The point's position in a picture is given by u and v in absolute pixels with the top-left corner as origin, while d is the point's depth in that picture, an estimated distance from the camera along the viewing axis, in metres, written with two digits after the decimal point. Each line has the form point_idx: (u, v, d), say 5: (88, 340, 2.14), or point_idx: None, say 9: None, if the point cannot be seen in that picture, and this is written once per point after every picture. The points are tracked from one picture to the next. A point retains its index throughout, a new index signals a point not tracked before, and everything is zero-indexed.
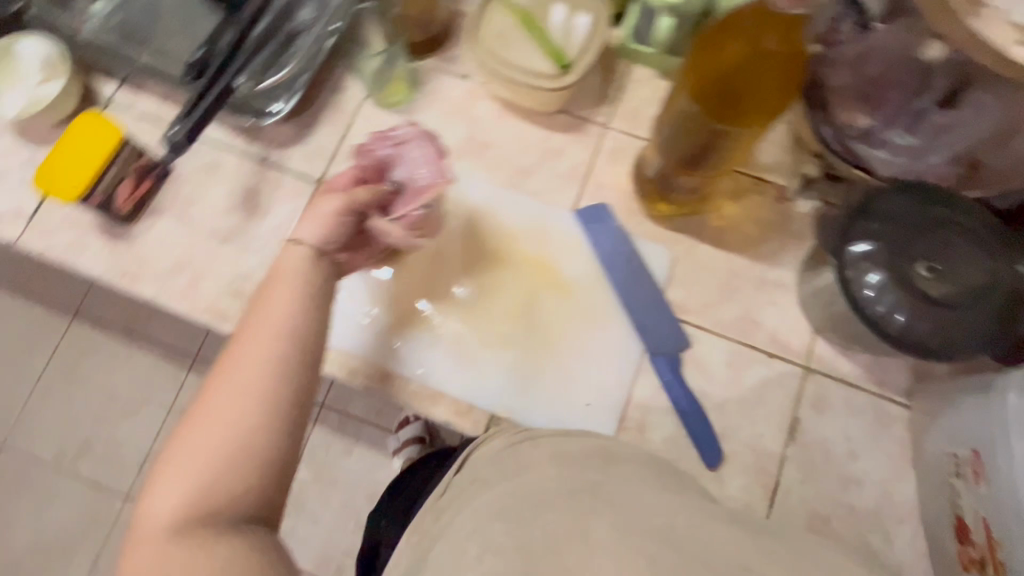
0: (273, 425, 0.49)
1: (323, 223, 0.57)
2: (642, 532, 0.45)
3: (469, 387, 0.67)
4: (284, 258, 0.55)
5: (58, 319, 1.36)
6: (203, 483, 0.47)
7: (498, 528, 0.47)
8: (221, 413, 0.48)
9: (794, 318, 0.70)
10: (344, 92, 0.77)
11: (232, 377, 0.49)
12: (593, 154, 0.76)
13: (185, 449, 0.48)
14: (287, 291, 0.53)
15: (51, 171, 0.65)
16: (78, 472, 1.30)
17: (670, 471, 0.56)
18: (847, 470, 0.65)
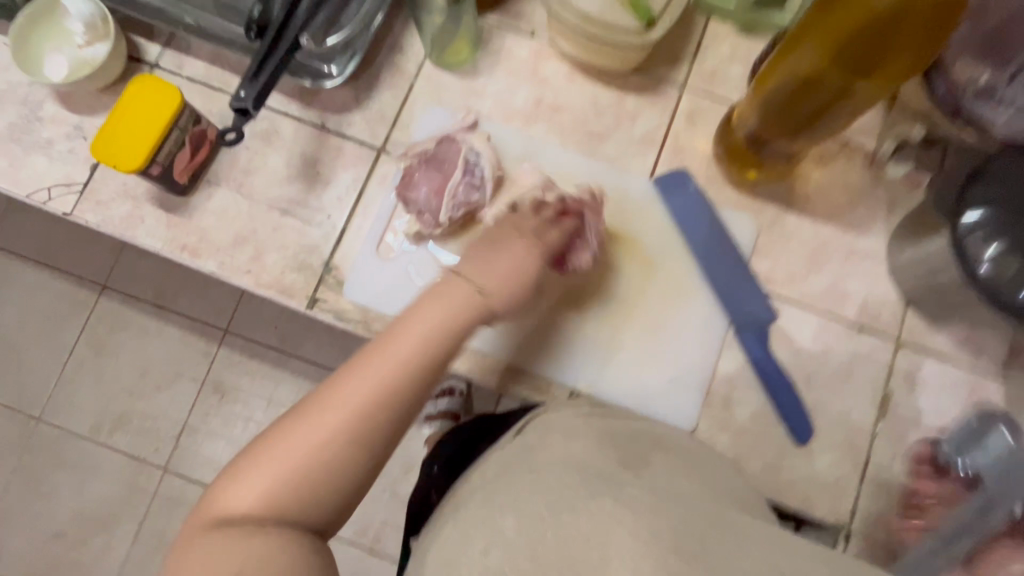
0: (363, 456, 0.48)
1: (511, 279, 0.54)
2: (671, 543, 0.40)
3: (548, 365, 0.65)
4: (448, 288, 0.53)
5: (83, 293, 1.32)
6: (286, 483, 0.46)
7: (510, 523, 0.43)
8: (314, 432, 0.47)
9: (885, 289, 0.66)
10: (405, 53, 0.73)
11: (340, 398, 0.48)
12: (671, 117, 0.72)
13: (278, 444, 0.47)
14: (431, 330, 0.51)
15: (111, 141, 0.61)
16: (110, 446, 1.28)
17: (708, 468, 0.53)
18: (941, 445, 0.63)
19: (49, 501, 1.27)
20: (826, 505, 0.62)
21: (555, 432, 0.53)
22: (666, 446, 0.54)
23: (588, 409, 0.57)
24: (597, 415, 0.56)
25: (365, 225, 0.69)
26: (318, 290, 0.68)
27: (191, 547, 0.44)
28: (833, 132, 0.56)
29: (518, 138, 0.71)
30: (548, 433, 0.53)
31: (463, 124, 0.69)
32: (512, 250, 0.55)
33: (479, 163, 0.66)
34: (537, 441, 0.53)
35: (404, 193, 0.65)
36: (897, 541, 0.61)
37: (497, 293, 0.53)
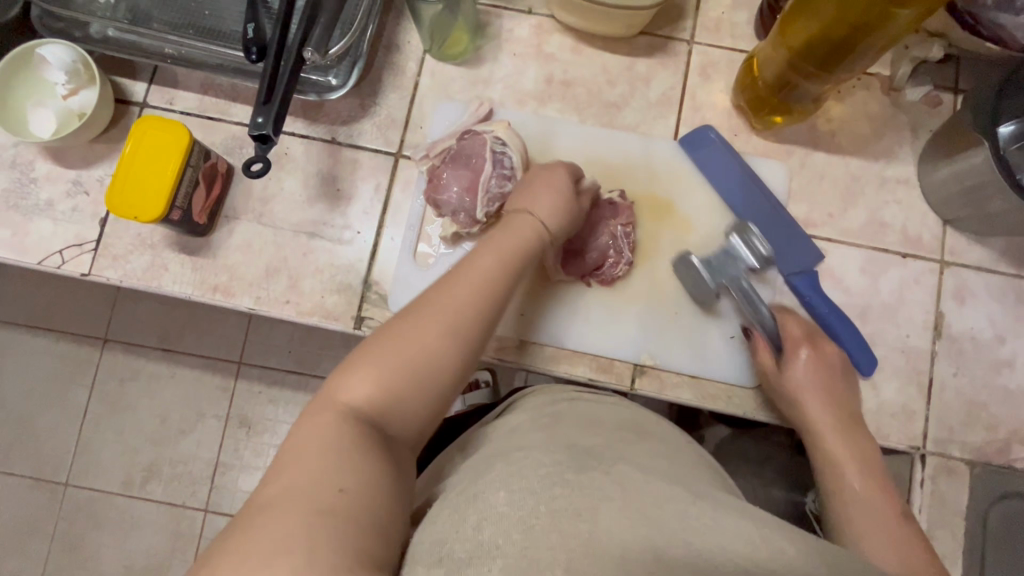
0: (455, 363, 0.47)
1: (562, 208, 0.58)
2: (656, 518, 0.36)
3: (608, 343, 0.65)
4: (515, 220, 0.57)
5: (78, 350, 1.24)
6: (400, 374, 0.44)
7: (501, 497, 0.38)
8: (426, 326, 0.47)
9: (920, 213, 0.67)
10: (404, 50, 0.70)
11: (445, 292, 0.49)
12: (684, 75, 0.70)
13: (401, 336, 0.46)
14: (508, 247, 0.54)
15: (125, 191, 0.58)
16: (136, 502, 1.20)
17: (680, 445, 0.53)
18: (998, 355, 0.64)
19: (92, 567, 1.19)
20: (899, 431, 0.63)
21: (548, 414, 0.53)
22: (648, 432, 0.53)
23: (572, 393, 0.58)
24: (581, 397, 0.57)
25: (397, 234, 0.67)
26: (362, 308, 0.66)
27: (300, 432, 0.41)
28: (862, 68, 0.56)
29: (536, 119, 0.69)
30: (538, 413, 0.54)
31: (478, 116, 0.68)
32: (554, 176, 0.59)
33: (506, 153, 0.64)
34: (524, 424, 0.52)
35: (435, 196, 0.63)
36: (971, 453, 0.63)
37: (553, 217, 0.57)
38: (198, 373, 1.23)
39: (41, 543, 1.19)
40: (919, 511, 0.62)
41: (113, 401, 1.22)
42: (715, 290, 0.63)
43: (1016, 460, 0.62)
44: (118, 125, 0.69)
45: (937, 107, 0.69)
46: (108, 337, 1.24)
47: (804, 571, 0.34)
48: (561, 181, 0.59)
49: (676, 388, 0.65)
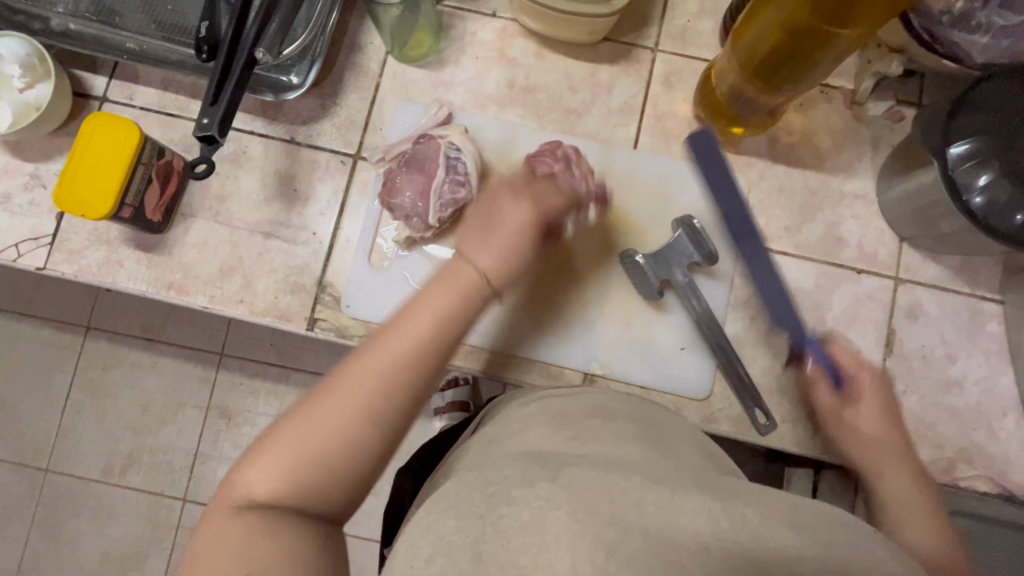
0: (372, 449, 0.46)
1: (502, 257, 0.54)
2: (608, 515, 0.34)
3: (560, 352, 0.65)
4: (452, 272, 0.52)
5: (57, 338, 1.24)
6: (309, 463, 0.44)
7: (450, 523, 0.37)
8: (326, 414, 0.45)
9: (877, 228, 0.67)
10: (366, 51, 0.70)
11: (351, 371, 0.47)
12: (646, 83, 0.70)
13: (308, 423, 0.45)
14: (436, 321, 0.49)
15: (73, 188, 0.58)
16: (112, 489, 1.21)
17: (660, 429, 0.51)
18: (947, 373, 0.64)
19: (69, 553, 1.20)
20: None
21: (516, 421, 0.53)
22: (616, 414, 0.51)
23: (540, 393, 0.58)
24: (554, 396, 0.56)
25: (353, 236, 0.67)
26: (316, 310, 0.66)
27: (208, 532, 0.43)
28: (813, 83, 0.56)
29: (495, 124, 0.69)
30: (509, 423, 0.54)
31: (437, 119, 0.67)
32: (510, 211, 0.55)
33: (460, 158, 0.64)
34: (495, 435, 0.53)
35: (388, 199, 0.63)
36: None
37: (494, 274, 0.53)
38: (176, 365, 1.23)
39: (20, 528, 1.20)
40: None
41: (91, 389, 1.23)
42: (658, 286, 0.63)
43: (960, 478, 0.62)
44: (76, 119, 0.69)
45: (899, 122, 0.68)
46: (88, 326, 1.24)
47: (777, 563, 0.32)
48: (513, 218, 0.55)
49: None
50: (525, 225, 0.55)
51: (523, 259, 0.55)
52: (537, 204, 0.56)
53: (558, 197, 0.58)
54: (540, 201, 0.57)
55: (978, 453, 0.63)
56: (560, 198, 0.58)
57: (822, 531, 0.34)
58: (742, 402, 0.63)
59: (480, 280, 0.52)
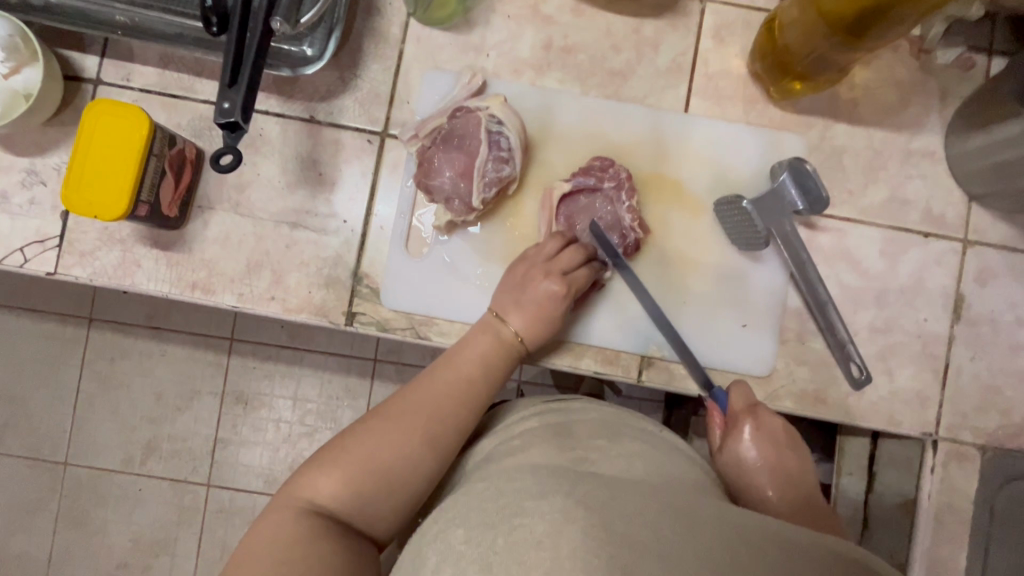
0: (423, 474, 0.50)
1: (537, 323, 0.57)
2: (625, 532, 0.32)
3: (615, 335, 0.62)
4: (493, 320, 0.57)
5: (57, 330, 1.17)
6: (369, 477, 0.48)
7: (460, 535, 0.35)
8: (388, 436, 0.50)
9: (945, 187, 0.63)
10: (386, 14, 0.63)
11: (409, 404, 0.52)
12: (696, 38, 0.64)
13: (372, 438, 0.50)
14: (479, 363, 0.55)
15: (82, 186, 0.52)
16: (132, 480, 1.16)
17: (658, 445, 0.50)
18: (1016, 336, 0.62)
19: (97, 543, 1.16)
20: (911, 418, 0.61)
21: (516, 435, 0.52)
22: (620, 431, 0.51)
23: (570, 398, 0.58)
24: (553, 411, 0.55)
25: (387, 221, 0.62)
26: (354, 304, 0.62)
27: (268, 526, 0.46)
28: (899, 35, 0.51)
29: (535, 91, 0.63)
30: (509, 436, 0.53)
31: (471, 89, 0.61)
32: (546, 248, 0.58)
33: (502, 133, 0.58)
34: (494, 449, 0.52)
35: (426, 181, 0.58)
36: (983, 438, 0.62)
37: (530, 322, 0.57)
38: (185, 353, 1.17)
39: (46, 521, 1.16)
40: (927, 497, 0.62)
41: (101, 380, 1.17)
42: (762, 236, 0.59)
43: None
44: (71, 105, 0.62)
45: (970, 70, 0.63)
46: (91, 316, 1.17)
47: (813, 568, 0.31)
48: (540, 292, 0.57)
49: (685, 380, 0.62)
50: (556, 299, 0.57)
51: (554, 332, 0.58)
52: (565, 272, 0.58)
53: (583, 272, 0.59)
54: (570, 271, 0.58)
55: None
56: (586, 269, 0.59)
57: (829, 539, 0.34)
58: (837, 357, 0.61)
59: (515, 342, 0.57)
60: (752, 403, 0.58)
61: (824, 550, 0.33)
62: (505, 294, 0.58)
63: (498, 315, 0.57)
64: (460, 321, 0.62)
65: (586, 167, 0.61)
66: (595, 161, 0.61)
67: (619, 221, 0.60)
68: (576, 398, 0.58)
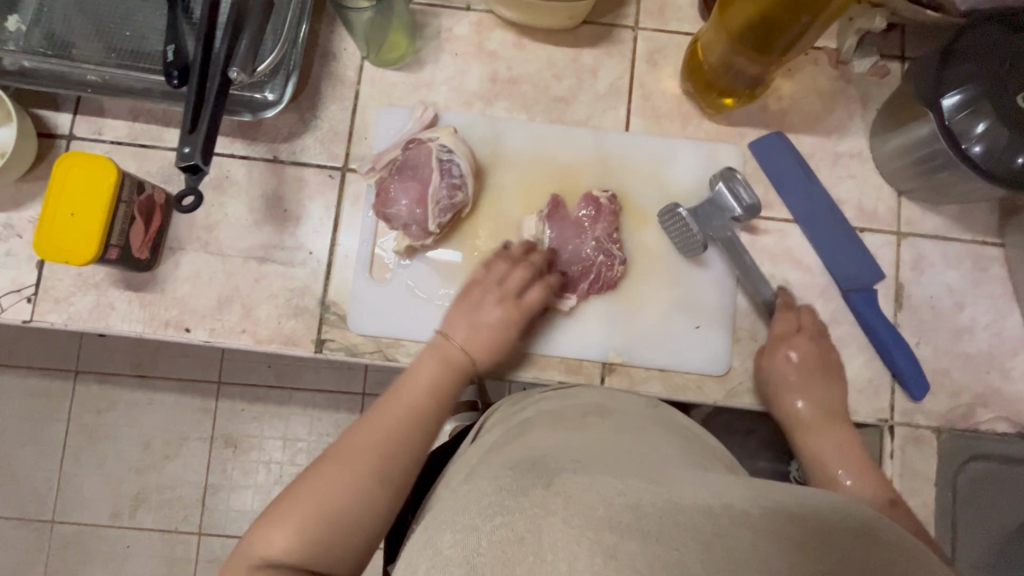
0: (382, 502, 0.49)
1: (488, 336, 0.60)
2: (604, 517, 0.34)
3: (575, 345, 0.64)
4: (442, 346, 0.59)
5: (43, 385, 1.17)
6: (321, 519, 0.47)
7: (447, 538, 0.36)
8: (338, 476, 0.49)
9: (875, 185, 0.67)
10: (340, 58, 0.68)
11: (360, 442, 0.51)
12: (631, 62, 0.69)
13: (324, 481, 0.48)
14: (433, 383, 0.56)
15: (51, 234, 0.55)
16: (123, 533, 1.15)
17: (648, 426, 0.52)
18: (957, 320, 0.65)
19: None
20: (866, 406, 0.64)
21: (515, 422, 0.54)
22: (612, 412, 0.53)
23: (528, 399, 0.59)
24: (515, 405, 0.58)
25: (350, 250, 0.65)
26: (323, 331, 0.64)
27: None
28: (804, 49, 0.56)
29: (483, 121, 0.67)
30: (507, 425, 0.54)
31: (423, 122, 0.65)
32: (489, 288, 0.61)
33: (453, 161, 0.61)
34: (492, 440, 0.53)
35: (384, 210, 0.61)
36: (937, 421, 0.64)
37: (486, 341, 0.60)
38: (171, 400, 1.17)
39: None
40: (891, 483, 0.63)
41: (87, 433, 1.16)
42: (704, 239, 0.62)
43: (980, 422, 0.63)
44: (44, 160, 0.66)
45: (885, 77, 0.68)
46: (75, 370, 1.18)
47: (778, 530, 0.33)
48: (494, 312, 0.60)
49: (647, 383, 0.64)
50: (507, 317, 0.60)
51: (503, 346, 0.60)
52: (518, 293, 0.61)
53: (536, 290, 0.62)
54: (522, 292, 0.61)
55: (994, 395, 0.64)
56: (540, 289, 0.62)
57: (808, 499, 0.36)
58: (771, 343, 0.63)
59: (466, 360, 0.59)
60: (815, 326, 0.63)
61: (797, 507, 0.35)
62: (456, 308, 0.61)
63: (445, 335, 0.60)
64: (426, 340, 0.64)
65: (576, 216, 0.64)
66: (607, 202, 0.64)
67: (603, 217, 0.64)
68: (563, 386, 0.60)
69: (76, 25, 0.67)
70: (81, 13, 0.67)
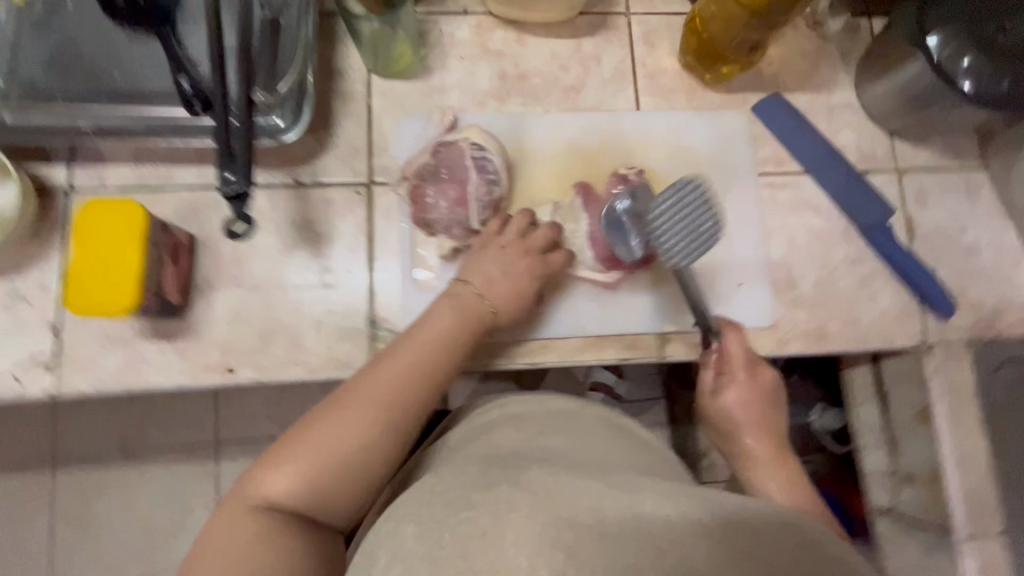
0: (384, 454, 0.50)
1: (509, 293, 0.59)
2: (569, 516, 0.32)
3: (627, 321, 0.66)
4: (460, 294, 0.58)
5: (19, 480, 1.05)
6: (323, 465, 0.48)
7: (410, 531, 0.35)
8: (342, 424, 0.49)
9: (869, 130, 0.72)
10: (347, 75, 0.67)
11: (366, 391, 0.51)
12: (630, 46, 0.72)
13: (327, 426, 0.49)
14: (444, 340, 0.55)
15: (85, 288, 0.51)
16: None
17: (627, 447, 0.52)
18: (963, 241, 0.70)
19: None
20: (903, 333, 0.68)
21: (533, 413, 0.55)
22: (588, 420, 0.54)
23: (526, 401, 0.59)
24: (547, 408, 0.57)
25: (390, 263, 0.64)
26: (376, 348, 0.63)
27: (220, 526, 0.45)
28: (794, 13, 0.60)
29: (502, 118, 0.68)
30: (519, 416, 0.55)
31: (444, 126, 0.65)
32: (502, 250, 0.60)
33: (487, 157, 0.62)
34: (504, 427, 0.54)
35: (424, 216, 0.61)
36: (966, 334, 0.68)
37: (502, 298, 0.59)
38: (166, 472, 1.07)
39: None
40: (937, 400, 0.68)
41: (75, 526, 1.04)
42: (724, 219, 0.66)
43: (1003, 330, 0.68)
44: (45, 218, 0.62)
45: (858, 32, 0.74)
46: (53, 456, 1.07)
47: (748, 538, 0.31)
48: (510, 265, 0.60)
49: None
50: (526, 274, 0.60)
51: (520, 304, 0.60)
52: (541, 251, 0.62)
53: (558, 254, 0.63)
54: (546, 250, 0.62)
55: (1009, 303, 0.69)
56: (561, 254, 0.63)
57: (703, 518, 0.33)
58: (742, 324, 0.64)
59: (482, 313, 0.58)
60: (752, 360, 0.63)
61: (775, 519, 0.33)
62: (472, 259, 0.61)
63: (463, 281, 0.59)
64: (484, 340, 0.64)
65: (608, 197, 0.65)
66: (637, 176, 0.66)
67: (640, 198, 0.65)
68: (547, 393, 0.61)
69: (59, 72, 0.64)
70: (64, 60, 0.64)
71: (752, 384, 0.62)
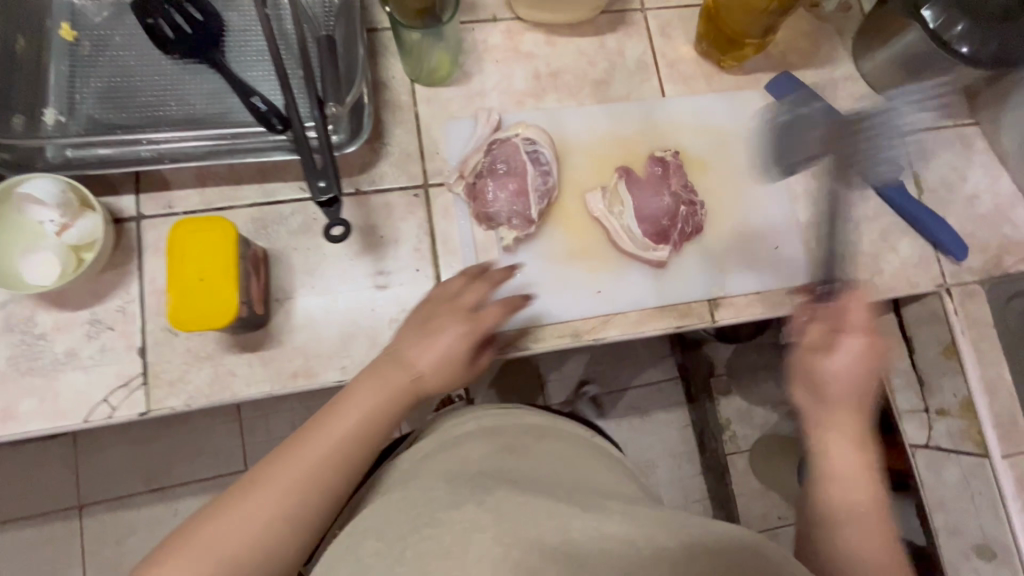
0: (286, 548, 0.48)
1: (438, 367, 0.55)
2: (517, 535, 0.41)
3: (681, 290, 0.70)
4: (384, 374, 0.54)
5: (55, 526, 1.03)
6: (227, 558, 0.45)
7: (371, 545, 0.44)
8: (239, 522, 0.46)
9: (872, 98, 0.79)
10: (392, 86, 0.71)
11: (262, 483, 0.48)
12: (649, 39, 0.77)
13: (215, 527, 0.46)
14: (355, 427, 0.52)
15: (187, 304, 0.53)
16: None
17: (584, 452, 0.56)
18: (965, 190, 0.78)
19: None
20: (924, 278, 0.74)
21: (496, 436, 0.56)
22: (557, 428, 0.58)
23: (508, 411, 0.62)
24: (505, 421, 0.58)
25: (455, 258, 0.68)
26: None
27: None
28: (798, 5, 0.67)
29: (543, 114, 0.72)
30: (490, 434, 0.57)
31: (491, 126, 0.70)
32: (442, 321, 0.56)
33: (538, 150, 0.68)
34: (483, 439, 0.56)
35: (486, 210, 0.66)
36: (978, 275, 0.75)
37: (429, 374, 0.55)
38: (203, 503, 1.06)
39: None
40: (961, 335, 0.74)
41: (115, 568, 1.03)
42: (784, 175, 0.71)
43: (1010, 267, 0.75)
44: (118, 246, 0.63)
45: (850, 12, 0.81)
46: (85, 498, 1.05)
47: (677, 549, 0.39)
48: (450, 332, 0.56)
49: (751, 306, 0.71)
50: (461, 346, 0.56)
51: (462, 369, 0.57)
52: (473, 311, 0.58)
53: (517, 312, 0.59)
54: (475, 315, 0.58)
55: (1013, 243, 0.76)
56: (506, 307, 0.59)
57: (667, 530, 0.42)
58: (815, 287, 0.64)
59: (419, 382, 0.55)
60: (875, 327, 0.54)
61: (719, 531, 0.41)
62: (448, 302, 0.59)
63: (398, 354, 0.55)
64: (552, 321, 0.67)
65: (648, 176, 0.70)
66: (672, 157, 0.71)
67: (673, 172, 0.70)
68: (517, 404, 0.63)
69: (115, 107, 0.66)
70: (118, 94, 0.66)
71: (876, 361, 0.54)
